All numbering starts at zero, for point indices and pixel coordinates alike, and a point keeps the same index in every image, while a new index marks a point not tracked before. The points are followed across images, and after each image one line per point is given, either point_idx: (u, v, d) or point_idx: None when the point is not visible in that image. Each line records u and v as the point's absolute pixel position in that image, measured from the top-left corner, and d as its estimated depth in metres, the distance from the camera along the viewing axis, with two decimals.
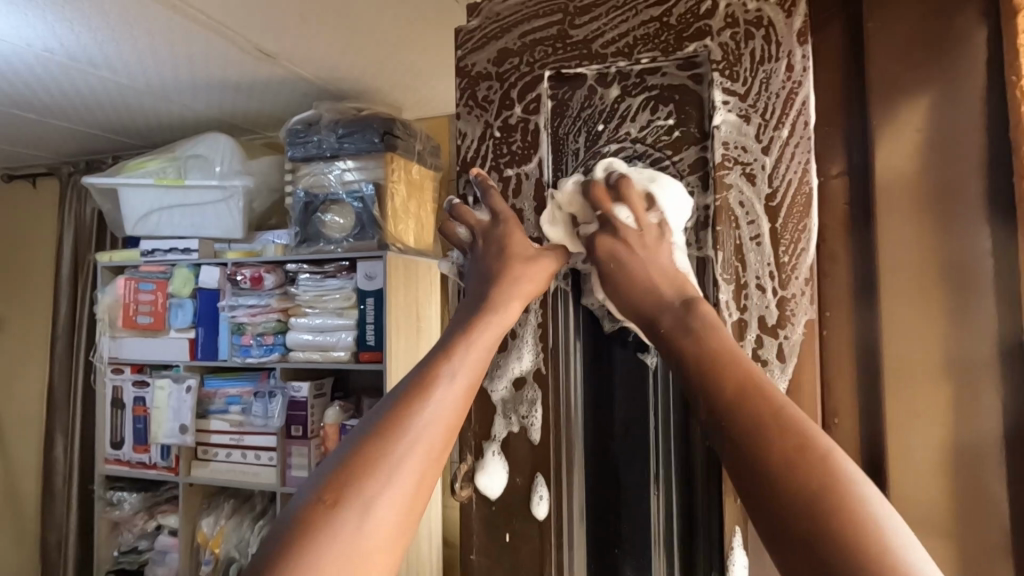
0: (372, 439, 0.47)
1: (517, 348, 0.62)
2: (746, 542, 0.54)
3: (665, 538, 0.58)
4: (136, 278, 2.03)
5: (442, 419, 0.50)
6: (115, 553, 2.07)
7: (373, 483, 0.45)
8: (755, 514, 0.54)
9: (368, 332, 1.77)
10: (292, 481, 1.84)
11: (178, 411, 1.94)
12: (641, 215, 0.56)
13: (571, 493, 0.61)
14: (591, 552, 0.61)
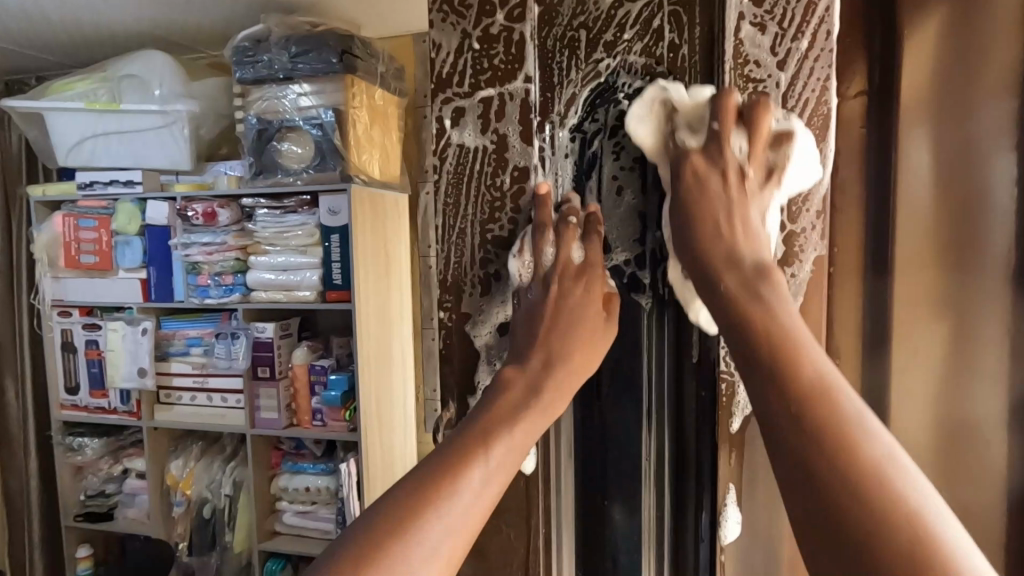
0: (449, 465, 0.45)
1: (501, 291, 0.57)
2: (739, 498, 0.53)
3: (657, 489, 0.57)
4: (75, 214, 1.87)
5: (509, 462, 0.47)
6: (81, 498, 2.02)
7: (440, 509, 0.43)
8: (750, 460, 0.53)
9: (334, 271, 1.69)
10: (261, 423, 1.79)
11: (135, 354, 1.85)
12: (728, 142, 0.51)
13: (555, 446, 0.59)
14: (578, 501, 0.60)
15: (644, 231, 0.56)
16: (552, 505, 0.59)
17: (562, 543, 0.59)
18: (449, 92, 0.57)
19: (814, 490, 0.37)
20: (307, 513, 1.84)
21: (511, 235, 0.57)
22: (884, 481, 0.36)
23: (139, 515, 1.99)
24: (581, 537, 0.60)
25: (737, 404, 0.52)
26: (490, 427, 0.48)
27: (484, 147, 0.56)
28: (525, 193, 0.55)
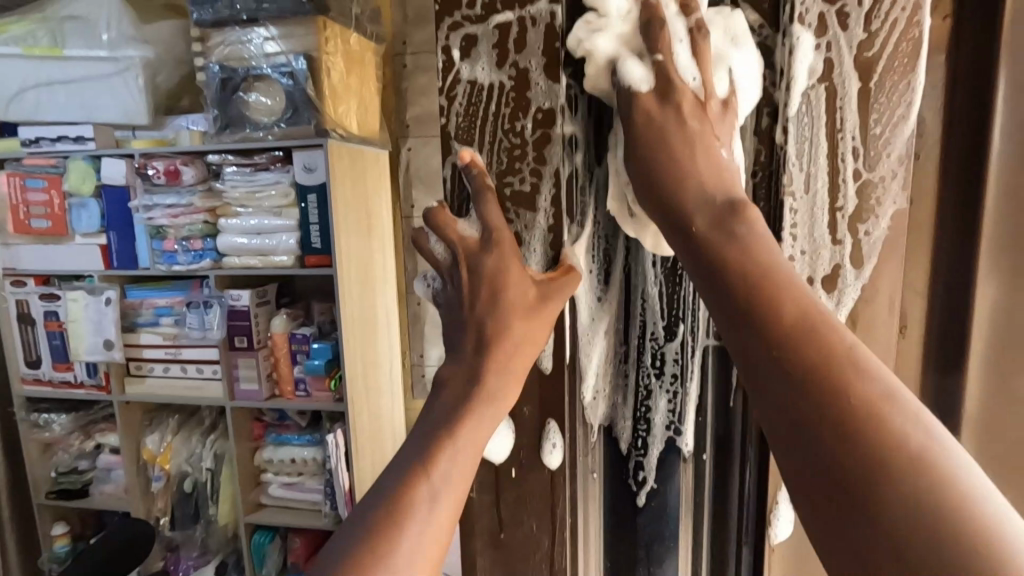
0: (394, 504, 0.39)
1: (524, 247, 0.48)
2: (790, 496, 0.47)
3: (692, 485, 0.52)
4: (21, 173, 1.70)
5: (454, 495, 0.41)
6: (53, 475, 1.93)
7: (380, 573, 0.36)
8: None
9: (313, 234, 1.58)
10: (241, 394, 1.71)
11: (99, 325, 1.73)
12: (676, 71, 0.42)
13: (582, 438, 0.52)
14: (608, 495, 0.54)
15: None
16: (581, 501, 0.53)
17: (588, 531, 0.53)
18: (456, 16, 0.47)
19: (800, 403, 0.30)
20: (293, 485, 1.79)
21: (534, 191, 0.47)
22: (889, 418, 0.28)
23: (115, 491, 1.91)
24: (609, 520, 0.54)
25: None
26: (422, 453, 0.42)
27: (500, 83, 0.46)
28: (551, 141, 0.46)
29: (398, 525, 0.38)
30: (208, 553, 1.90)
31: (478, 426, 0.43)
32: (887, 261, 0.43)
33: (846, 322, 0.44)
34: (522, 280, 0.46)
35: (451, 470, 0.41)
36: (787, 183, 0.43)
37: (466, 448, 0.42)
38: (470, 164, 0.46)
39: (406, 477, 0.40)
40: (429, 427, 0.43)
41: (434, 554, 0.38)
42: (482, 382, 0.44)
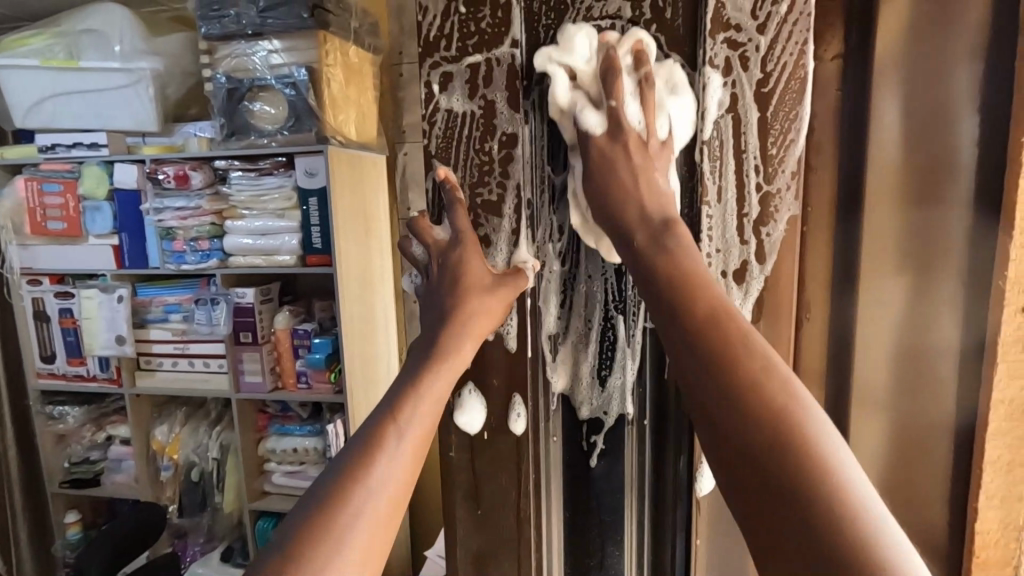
0: (375, 433, 0.47)
1: (492, 247, 0.58)
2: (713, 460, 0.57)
3: (636, 450, 0.61)
4: (38, 178, 1.80)
5: (418, 436, 0.48)
6: (66, 465, 2.02)
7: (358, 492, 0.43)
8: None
9: (314, 234, 1.68)
10: (245, 387, 1.80)
11: (112, 321, 1.82)
12: (625, 114, 0.52)
13: (543, 409, 0.61)
14: (566, 459, 0.63)
15: None
16: (542, 464, 0.62)
17: (551, 489, 0.63)
18: (436, 57, 0.56)
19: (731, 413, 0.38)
20: (295, 473, 1.88)
21: (500, 201, 0.57)
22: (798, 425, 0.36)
23: (126, 481, 2.01)
24: (569, 481, 0.63)
25: None
26: (391, 406, 0.50)
27: (472, 112, 0.56)
28: (513, 160, 0.56)
29: (371, 457, 0.46)
30: (214, 539, 1.99)
31: (441, 376, 0.53)
32: (784, 256, 0.53)
33: (753, 308, 0.54)
34: (480, 274, 0.55)
35: (420, 405, 0.50)
36: (704, 195, 0.53)
37: (432, 396, 0.51)
38: (445, 179, 0.57)
39: (384, 415, 0.49)
40: (401, 378, 0.53)
41: (410, 466, 0.47)
42: (435, 352, 0.54)
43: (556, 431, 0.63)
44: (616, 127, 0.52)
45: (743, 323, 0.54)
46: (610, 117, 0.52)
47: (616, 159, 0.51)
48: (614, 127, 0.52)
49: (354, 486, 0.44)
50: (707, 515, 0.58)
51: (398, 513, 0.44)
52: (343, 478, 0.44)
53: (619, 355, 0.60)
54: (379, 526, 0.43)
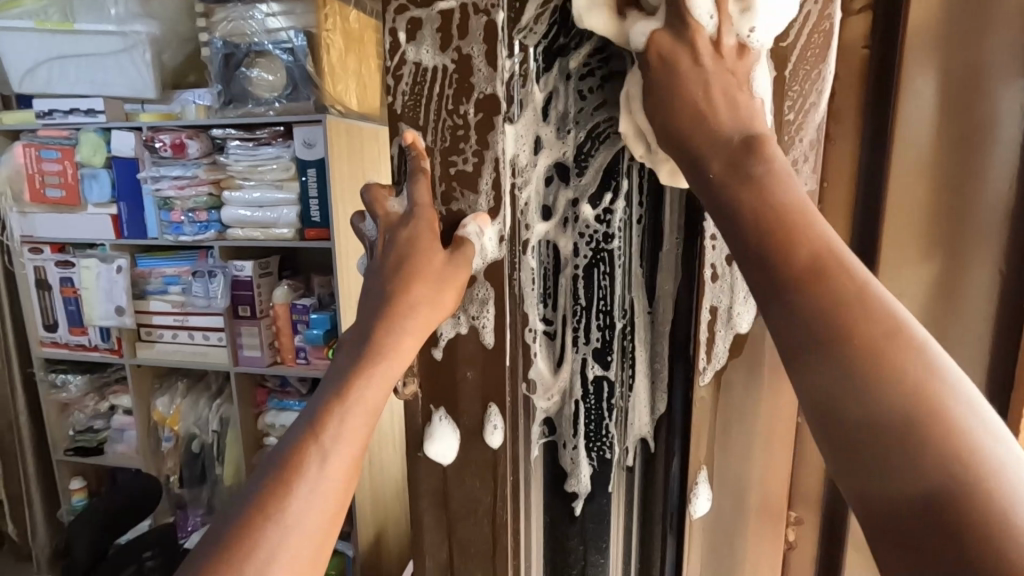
0: (291, 458, 0.44)
1: (472, 234, 0.51)
2: (711, 476, 0.53)
3: (620, 456, 0.56)
4: (36, 144, 1.77)
5: (343, 455, 0.45)
6: (70, 433, 2.04)
7: (270, 527, 0.41)
8: (724, 405, 0.52)
9: (312, 208, 1.63)
10: (244, 361, 1.79)
11: (110, 292, 1.81)
12: (692, 8, 0.41)
13: (524, 418, 0.56)
14: (549, 471, 0.59)
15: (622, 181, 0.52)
16: (524, 473, 0.57)
17: (530, 496, 0.58)
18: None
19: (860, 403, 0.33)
20: None
21: (476, 171, 0.51)
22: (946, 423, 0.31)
23: (129, 450, 2.02)
24: (551, 484, 0.59)
25: (700, 355, 0.50)
26: (313, 422, 0.46)
27: (444, 67, 0.50)
28: (493, 128, 0.50)
29: (286, 488, 0.43)
30: (214, 511, 2.00)
31: (373, 384, 0.48)
32: None
33: None
34: (432, 259, 0.50)
35: (349, 421, 0.46)
36: None
37: (359, 412, 0.47)
38: (412, 145, 0.51)
39: (299, 438, 0.45)
40: (328, 386, 0.48)
41: (331, 501, 0.44)
42: (375, 345, 0.49)
43: (532, 444, 0.57)
44: (679, 23, 0.42)
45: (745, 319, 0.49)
46: (669, 13, 0.42)
47: (679, 65, 0.42)
48: (676, 20, 0.42)
49: (260, 530, 0.41)
50: (699, 534, 0.54)
51: (315, 556, 0.43)
52: (253, 512, 0.42)
53: (601, 354, 0.55)
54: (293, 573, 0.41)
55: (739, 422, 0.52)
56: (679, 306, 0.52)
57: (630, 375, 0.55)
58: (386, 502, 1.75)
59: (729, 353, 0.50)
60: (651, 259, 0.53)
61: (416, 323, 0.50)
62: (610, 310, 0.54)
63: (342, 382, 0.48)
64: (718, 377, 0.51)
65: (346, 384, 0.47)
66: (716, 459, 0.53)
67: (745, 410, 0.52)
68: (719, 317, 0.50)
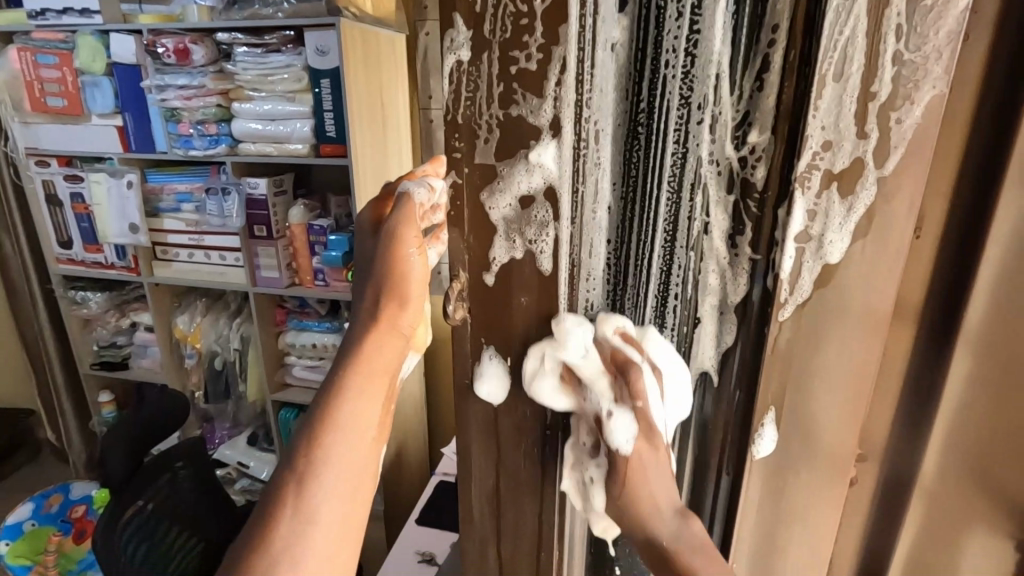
0: (308, 451, 0.52)
1: (525, 154, 0.47)
2: (778, 418, 0.51)
3: None
4: (31, 48, 1.66)
5: (354, 444, 0.53)
6: (95, 348, 2.07)
7: (300, 513, 0.50)
8: (797, 344, 0.48)
9: (327, 121, 1.54)
10: (262, 282, 1.76)
11: (123, 208, 1.77)
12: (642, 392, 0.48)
13: None
14: None
15: (708, 84, 0.45)
16: None
17: None
18: None
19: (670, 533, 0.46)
20: (315, 367, 1.89)
21: (542, 69, 0.45)
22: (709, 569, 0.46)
23: (153, 366, 2.05)
24: None
25: (783, 289, 0.47)
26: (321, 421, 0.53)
27: None
28: (565, 19, 0.43)
29: (311, 482, 0.51)
30: (240, 424, 2.08)
31: (368, 371, 0.55)
32: (913, 158, 0.41)
33: (856, 226, 0.44)
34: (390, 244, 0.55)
35: (340, 438, 0.53)
36: (818, 68, 0.41)
37: (363, 398, 0.54)
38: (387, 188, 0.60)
39: (313, 433, 0.53)
40: (316, 407, 0.54)
41: (350, 482, 0.53)
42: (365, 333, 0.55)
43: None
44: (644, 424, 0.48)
45: (838, 249, 0.45)
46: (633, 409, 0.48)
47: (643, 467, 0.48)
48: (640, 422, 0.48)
49: (288, 520, 0.50)
50: (757, 473, 0.53)
51: (344, 525, 0.52)
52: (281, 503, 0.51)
53: (664, 284, 0.51)
54: (325, 545, 0.51)
55: (811, 364, 0.49)
56: (763, 235, 0.47)
57: (694, 307, 0.51)
58: (406, 421, 1.78)
59: (813, 286, 0.46)
60: (736, 177, 0.47)
61: (381, 327, 0.55)
62: (677, 238, 0.50)
63: (328, 400, 0.53)
64: (799, 312, 0.47)
65: (342, 382, 0.54)
66: (787, 399, 0.50)
67: (817, 350, 0.48)
68: (809, 247, 0.45)
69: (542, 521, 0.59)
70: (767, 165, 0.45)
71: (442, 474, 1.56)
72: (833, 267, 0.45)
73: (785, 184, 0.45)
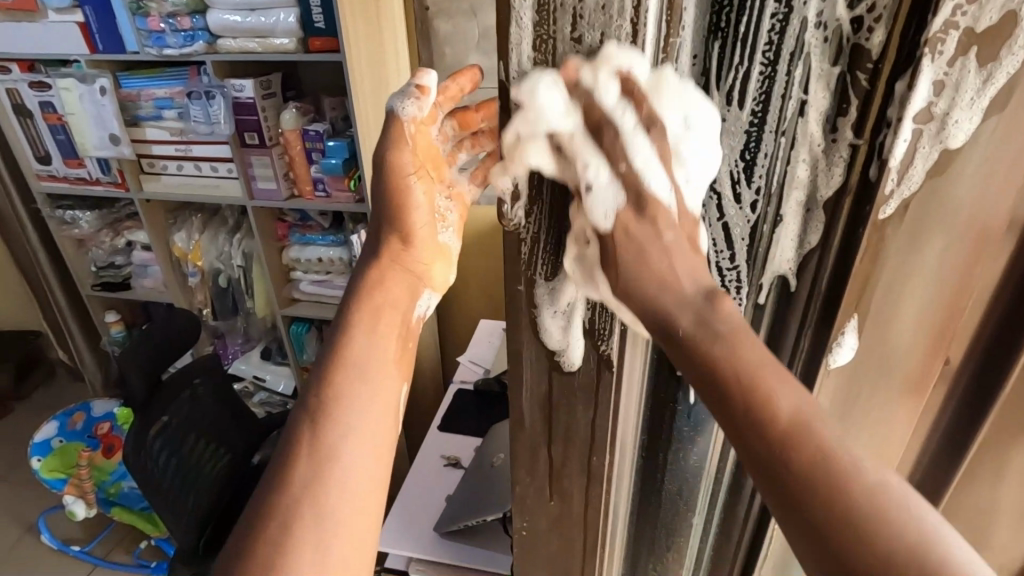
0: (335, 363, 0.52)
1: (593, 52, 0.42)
2: (859, 325, 0.47)
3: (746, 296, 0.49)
4: None
5: (382, 356, 0.55)
6: (94, 269, 2.02)
7: (339, 425, 0.49)
8: (895, 247, 0.44)
9: (314, 10, 1.37)
10: (260, 194, 1.67)
11: (100, 117, 1.63)
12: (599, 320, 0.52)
13: None
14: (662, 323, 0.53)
15: None
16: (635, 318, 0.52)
17: (636, 345, 0.54)
18: None
19: (806, 485, 0.34)
20: (322, 282, 1.84)
21: None
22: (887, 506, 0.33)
23: (156, 286, 2.00)
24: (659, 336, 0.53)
25: (889, 181, 0.41)
26: (340, 341, 0.54)
27: None
28: None
29: (343, 394, 0.51)
30: (252, 340, 2.08)
31: (386, 294, 0.58)
32: None
33: (990, 104, 0.38)
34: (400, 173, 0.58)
35: (365, 353, 0.54)
36: None
37: (381, 317, 0.57)
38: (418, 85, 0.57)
39: (334, 353, 0.53)
40: (331, 335, 0.55)
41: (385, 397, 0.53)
42: (378, 270, 0.59)
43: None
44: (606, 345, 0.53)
45: (962, 134, 0.39)
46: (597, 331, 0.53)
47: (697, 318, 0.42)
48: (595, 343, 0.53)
49: (325, 432, 0.49)
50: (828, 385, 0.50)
51: (381, 436, 0.51)
52: (317, 412, 0.49)
53: (744, 178, 0.45)
54: (365, 454, 0.49)
55: (901, 266, 0.44)
56: (872, 113, 0.40)
57: (777, 203, 0.45)
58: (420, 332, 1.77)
59: (924, 177, 0.41)
60: (846, 44, 0.39)
61: (385, 262, 0.60)
62: (766, 122, 0.43)
63: (347, 324, 0.55)
64: (904, 209, 0.42)
65: (361, 303, 0.57)
66: (870, 305, 0.46)
67: (913, 253, 0.44)
68: (928, 129, 0.39)
69: (595, 427, 0.59)
70: (891, 25, 0.38)
71: (460, 383, 1.57)
72: (950, 153, 0.40)
73: (910, 49, 0.38)
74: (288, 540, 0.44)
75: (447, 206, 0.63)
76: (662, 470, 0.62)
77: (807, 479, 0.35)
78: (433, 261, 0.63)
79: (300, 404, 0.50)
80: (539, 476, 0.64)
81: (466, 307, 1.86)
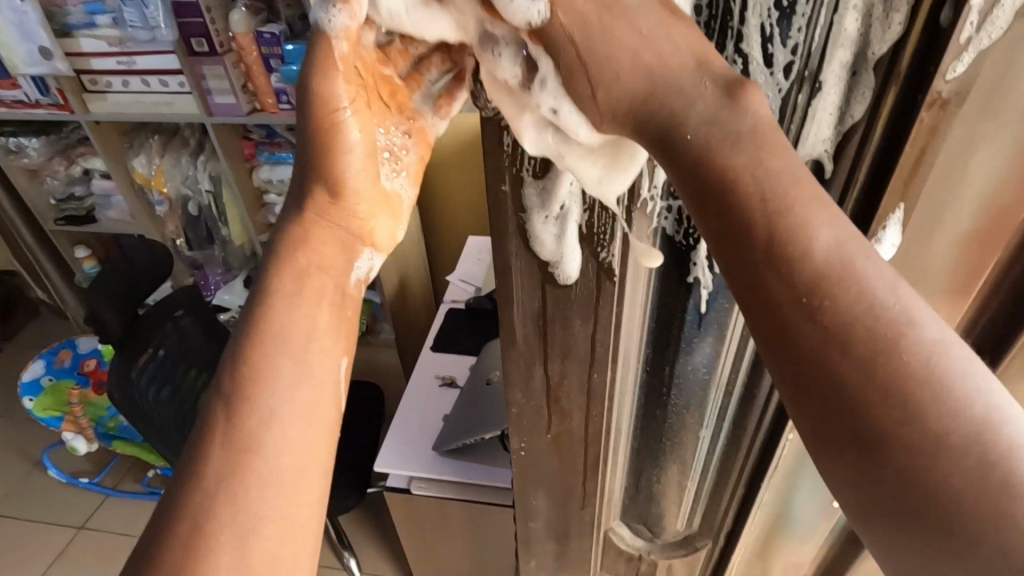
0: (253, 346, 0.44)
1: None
2: (905, 216, 0.41)
3: None
4: None
5: (312, 328, 0.46)
6: (53, 203, 1.89)
7: (255, 415, 0.43)
8: (963, 115, 0.36)
9: None
10: (218, 110, 1.52)
11: (24, 28, 1.45)
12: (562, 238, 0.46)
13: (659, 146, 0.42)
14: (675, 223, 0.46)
15: None
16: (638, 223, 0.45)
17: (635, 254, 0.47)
18: None
19: (871, 440, 0.29)
20: None
21: None
22: (986, 464, 0.27)
23: (123, 217, 1.89)
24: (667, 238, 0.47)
25: (966, 27, 0.33)
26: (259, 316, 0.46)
27: None
28: None
29: (264, 379, 0.44)
30: (233, 269, 2.00)
31: (321, 250, 0.49)
32: None
33: None
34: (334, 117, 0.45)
35: (289, 332, 0.46)
36: None
37: (311, 283, 0.48)
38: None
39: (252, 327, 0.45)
40: (251, 306, 0.46)
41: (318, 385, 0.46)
42: (312, 226, 0.49)
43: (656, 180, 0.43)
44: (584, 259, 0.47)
45: None
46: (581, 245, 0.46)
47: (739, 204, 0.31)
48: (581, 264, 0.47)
49: (247, 415, 0.42)
50: None
51: (312, 421, 0.45)
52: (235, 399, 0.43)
53: (777, 35, 0.36)
54: (292, 438, 0.43)
55: (966, 139, 0.37)
56: None
57: (816, 66, 0.37)
58: (406, 252, 1.69)
59: (1011, 21, 0.33)
60: None
61: (309, 216, 0.49)
62: None
63: (268, 292, 0.46)
64: (977, 66, 0.34)
65: (286, 262, 0.47)
66: (920, 190, 0.39)
67: (981, 122, 0.36)
68: None
69: (596, 343, 0.53)
70: None
71: (452, 302, 1.52)
72: None
73: None
74: (203, 537, 0.39)
75: (402, 142, 0.49)
76: (668, 385, 0.59)
77: (889, 432, 0.28)
78: (374, 213, 0.51)
79: (216, 385, 0.44)
80: (536, 397, 0.60)
81: (453, 224, 1.77)
